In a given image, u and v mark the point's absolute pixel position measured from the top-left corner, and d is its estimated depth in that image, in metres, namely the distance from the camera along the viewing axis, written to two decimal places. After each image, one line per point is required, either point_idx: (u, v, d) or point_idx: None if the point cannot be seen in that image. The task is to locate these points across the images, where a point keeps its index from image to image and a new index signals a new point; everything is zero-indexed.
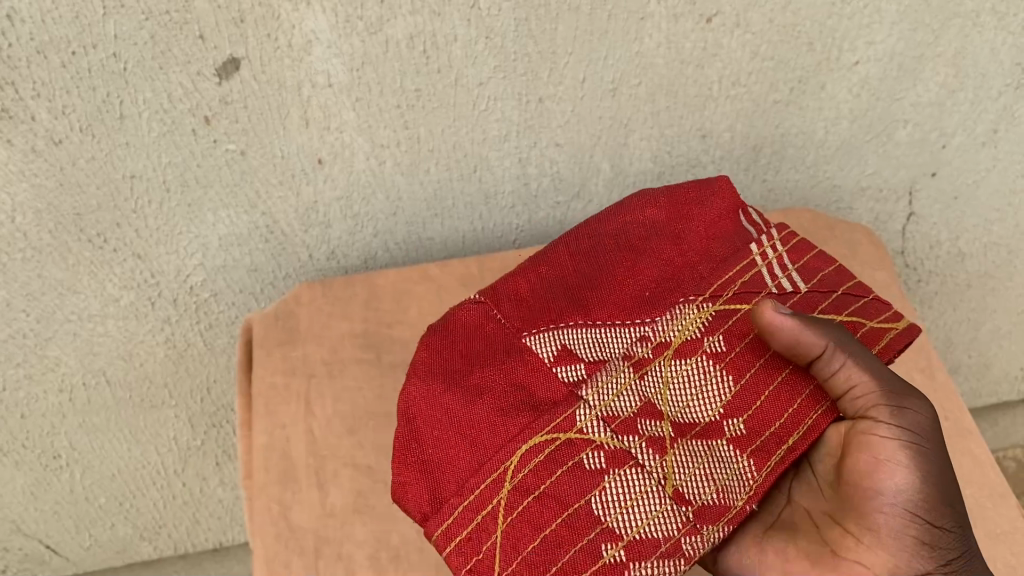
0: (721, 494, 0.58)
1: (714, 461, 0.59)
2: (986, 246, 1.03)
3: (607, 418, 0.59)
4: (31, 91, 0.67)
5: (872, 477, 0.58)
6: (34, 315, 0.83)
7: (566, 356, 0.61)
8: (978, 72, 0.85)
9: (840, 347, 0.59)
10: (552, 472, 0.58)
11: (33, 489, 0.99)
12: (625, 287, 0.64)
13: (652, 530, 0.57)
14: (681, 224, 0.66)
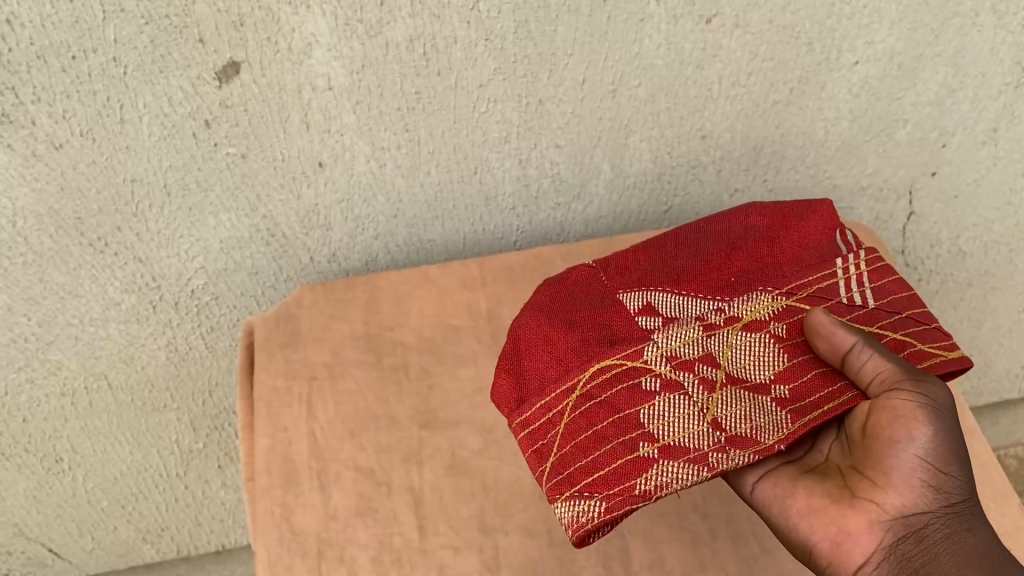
0: (754, 428, 0.58)
1: (752, 405, 0.59)
2: (987, 245, 1.03)
3: (668, 356, 0.60)
4: (32, 95, 0.67)
5: (889, 427, 0.56)
6: (35, 320, 0.83)
7: (647, 309, 0.63)
8: (977, 71, 0.85)
9: (869, 340, 0.59)
10: (614, 387, 0.60)
11: (35, 493, 0.99)
12: (711, 271, 0.64)
13: (686, 442, 0.58)
14: (781, 232, 0.66)
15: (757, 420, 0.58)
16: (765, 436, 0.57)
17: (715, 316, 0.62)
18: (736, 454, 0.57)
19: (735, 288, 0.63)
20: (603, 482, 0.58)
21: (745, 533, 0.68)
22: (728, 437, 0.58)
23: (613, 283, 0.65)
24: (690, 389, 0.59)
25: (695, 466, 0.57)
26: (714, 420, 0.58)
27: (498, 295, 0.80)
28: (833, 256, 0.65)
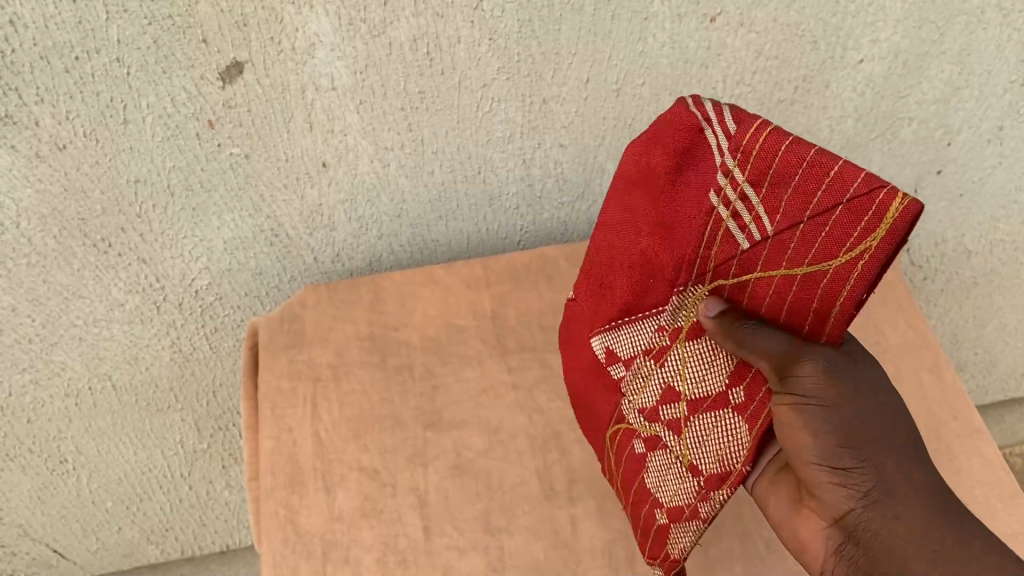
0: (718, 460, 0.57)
1: (710, 438, 0.57)
2: (992, 243, 1.02)
3: (639, 410, 0.61)
4: (35, 96, 0.67)
5: (793, 435, 0.53)
6: (39, 321, 0.83)
7: (611, 356, 0.62)
8: (983, 69, 0.85)
9: (760, 338, 0.51)
10: (627, 451, 0.63)
11: (40, 494, 0.99)
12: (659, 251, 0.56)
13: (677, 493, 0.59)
14: (687, 164, 0.52)
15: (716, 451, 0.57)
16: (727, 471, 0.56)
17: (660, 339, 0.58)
18: (717, 497, 0.57)
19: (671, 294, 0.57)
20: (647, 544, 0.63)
21: (752, 534, 0.68)
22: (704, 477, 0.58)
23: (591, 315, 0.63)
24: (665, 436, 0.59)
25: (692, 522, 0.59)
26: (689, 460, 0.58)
27: (502, 296, 0.80)
28: (710, 196, 0.52)
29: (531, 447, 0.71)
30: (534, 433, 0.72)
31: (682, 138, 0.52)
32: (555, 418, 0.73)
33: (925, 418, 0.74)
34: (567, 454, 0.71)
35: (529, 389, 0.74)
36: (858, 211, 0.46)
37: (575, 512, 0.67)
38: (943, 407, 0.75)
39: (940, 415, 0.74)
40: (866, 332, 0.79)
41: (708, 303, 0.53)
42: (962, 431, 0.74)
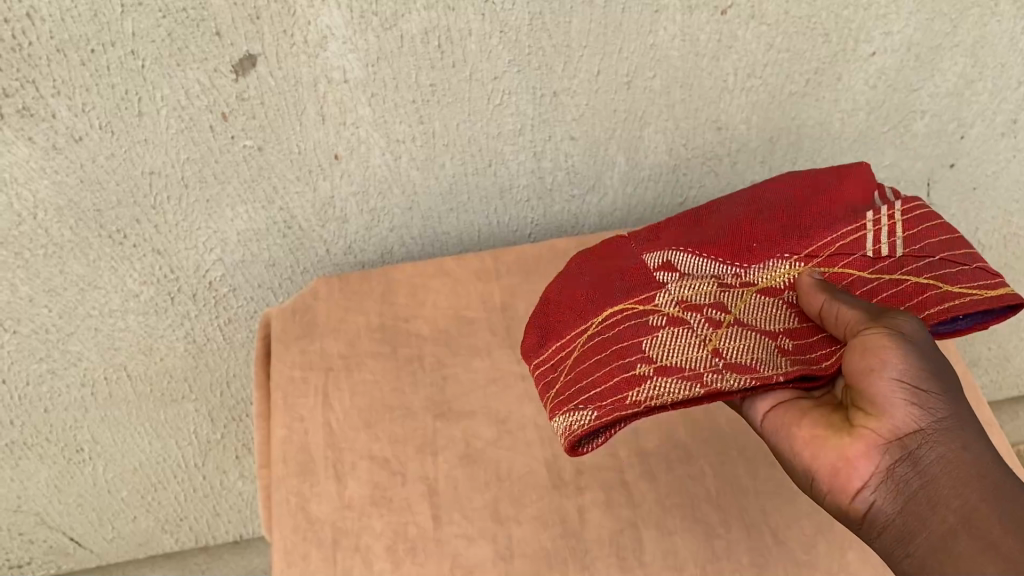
0: (752, 359, 0.57)
1: (751, 345, 0.57)
2: (1006, 237, 1.01)
3: (678, 302, 0.61)
4: (52, 89, 0.68)
5: (869, 352, 0.51)
6: (56, 311, 0.84)
7: (667, 268, 0.63)
8: (996, 61, 0.84)
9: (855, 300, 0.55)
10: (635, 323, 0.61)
11: (57, 482, 1.00)
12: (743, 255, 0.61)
13: (684, 361, 0.57)
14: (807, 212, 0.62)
15: (759, 355, 0.57)
16: (753, 366, 0.56)
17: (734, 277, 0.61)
18: (731, 376, 0.55)
19: (761, 253, 0.61)
20: (599, 398, 0.57)
21: (760, 525, 0.66)
22: (728, 363, 0.57)
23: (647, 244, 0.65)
24: (696, 325, 0.59)
25: (688, 382, 0.56)
26: (717, 348, 0.57)
27: (512, 288, 0.80)
28: (866, 211, 0.62)
29: (540, 437, 0.71)
30: (543, 423, 0.72)
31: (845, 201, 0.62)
32: None
33: None
34: None
35: None
36: (981, 278, 0.57)
37: (583, 502, 0.67)
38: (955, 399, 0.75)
39: None
40: None
41: (810, 271, 0.59)
42: None
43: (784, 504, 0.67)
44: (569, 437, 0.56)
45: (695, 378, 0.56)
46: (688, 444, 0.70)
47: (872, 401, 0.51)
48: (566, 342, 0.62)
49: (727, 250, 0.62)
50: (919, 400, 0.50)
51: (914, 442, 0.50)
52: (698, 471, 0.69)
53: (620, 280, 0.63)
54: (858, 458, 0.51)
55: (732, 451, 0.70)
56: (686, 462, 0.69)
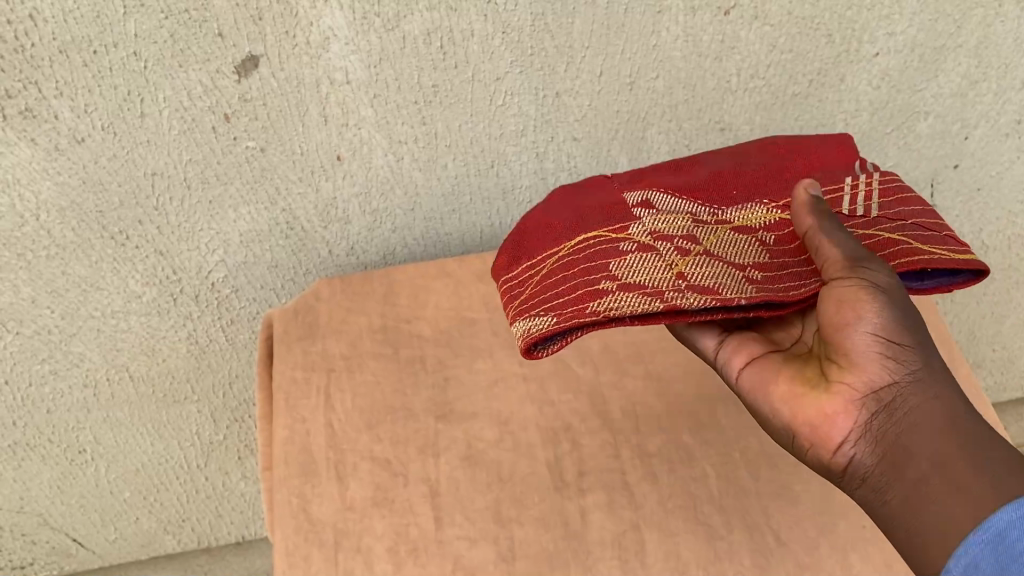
0: (714, 281, 0.55)
1: (711, 268, 0.56)
2: (1010, 238, 1.01)
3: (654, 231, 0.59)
4: (54, 90, 0.68)
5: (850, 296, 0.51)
6: (58, 312, 0.84)
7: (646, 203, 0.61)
8: (1000, 62, 0.84)
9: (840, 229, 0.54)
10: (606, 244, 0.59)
11: (60, 483, 1.01)
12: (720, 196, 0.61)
13: (648, 280, 0.55)
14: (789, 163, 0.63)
15: (724, 275, 0.56)
16: (712, 287, 0.55)
17: (709, 213, 0.61)
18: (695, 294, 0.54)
19: (740, 199, 0.61)
20: (561, 305, 0.55)
21: (762, 526, 0.65)
22: (692, 284, 0.55)
23: (630, 181, 0.64)
24: (664, 251, 0.58)
25: (650, 299, 0.54)
26: (681, 272, 0.56)
27: None
28: (844, 176, 0.62)
29: (541, 439, 0.71)
30: (545, 424, 0.72)
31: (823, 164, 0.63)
32: (566, 411, 0.72)
33: None
34: (578, 445, 0.70)
35: (541, 380, 0.75)
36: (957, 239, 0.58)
37: (585, 503, 0.67)
38: None
39: None
40: None
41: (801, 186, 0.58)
42: None
43: (787, 506, 0.66)
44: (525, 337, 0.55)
45: (657, 294, 0.54)
46: (690, 445, 0.70)
47: (848, 354, 0.52)
48: (533, 268, 0.61)
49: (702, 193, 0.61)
50: (893, 353, 0.51)
51: (888, 395, 0.51)
52: (700, 472, 0.68)
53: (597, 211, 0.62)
54: (837, 413, 0.52)
55: (734, 452, 0.70)
56: (688, 463, 0.69)
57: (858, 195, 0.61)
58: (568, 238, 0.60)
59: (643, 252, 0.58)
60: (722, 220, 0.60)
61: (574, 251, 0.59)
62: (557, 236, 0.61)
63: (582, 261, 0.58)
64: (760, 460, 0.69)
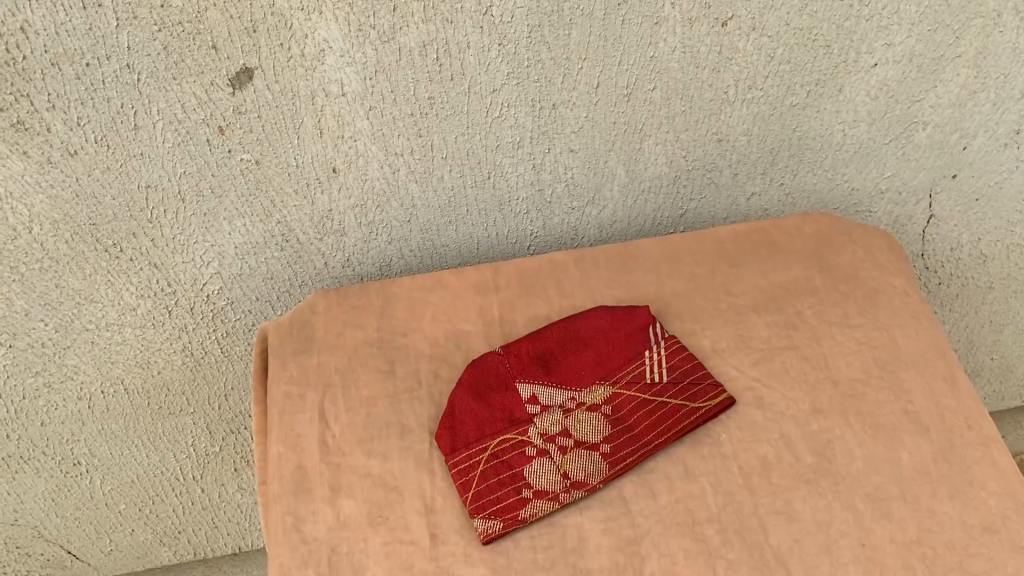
0: (583, 473, 0.66)
1: (588, 460, 0.66)
2: (1009, 247, 1.00)
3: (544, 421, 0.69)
4: (47, 103, 0.68)
5: None
6: (52, 325, 0.83)
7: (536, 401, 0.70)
8: (999, 72, 0.84)
9: None
10: (520, 427, 0.68)
11: (54, 495, 1.00)
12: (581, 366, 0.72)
13: (553, 429, 0.68)
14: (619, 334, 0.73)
15: (596, 436, 0.68)
16: (585, 481, 0.66)
17: (570, 403, 0.70)
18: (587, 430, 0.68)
19: (599, 361, 0.72)
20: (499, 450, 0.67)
21: (761, 543, 0.62)
22: (571, 481, 0.66)
23: (517, 369, 0.71)
24: (561, 416, 0.69)
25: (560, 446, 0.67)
26: (564, 471, 0.66)
27: (510, 301, 0.79)
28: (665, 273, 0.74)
29: None
30: None
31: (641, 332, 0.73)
32: None
33: (937, 425, 0.68)
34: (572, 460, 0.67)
35: None
36: None
37: (580, 521, 0.64)
38: (956, 414, 0.69)
39: (952, 421, 0.69)
40: (877, 339, 0.74)
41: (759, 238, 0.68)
42: (974, 440, 0.68)
43: (788, 521, 0.63)
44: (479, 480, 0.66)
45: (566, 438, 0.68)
46: (688, 461, 0.67)
47: None
48: (468, 467, 0.67)
49: (582, 375, 0.71)
50: None
51: None
52: (699, 489, 0.65)
53: (508, 364, 0.71)
54: None
55: (732, 467, 0.66)
56: (687, 478, 0.66)
57: (645, 368, 0.71)
58: (480, 440, 0.68)
59: (540, 456, 0.67)
60: (585, 405, 0.69)
61: (494, 454, 0.67)
62: (474, 439, 0.68)
63: (494, 471, 0.66)
64: (758, 475, 0.66)
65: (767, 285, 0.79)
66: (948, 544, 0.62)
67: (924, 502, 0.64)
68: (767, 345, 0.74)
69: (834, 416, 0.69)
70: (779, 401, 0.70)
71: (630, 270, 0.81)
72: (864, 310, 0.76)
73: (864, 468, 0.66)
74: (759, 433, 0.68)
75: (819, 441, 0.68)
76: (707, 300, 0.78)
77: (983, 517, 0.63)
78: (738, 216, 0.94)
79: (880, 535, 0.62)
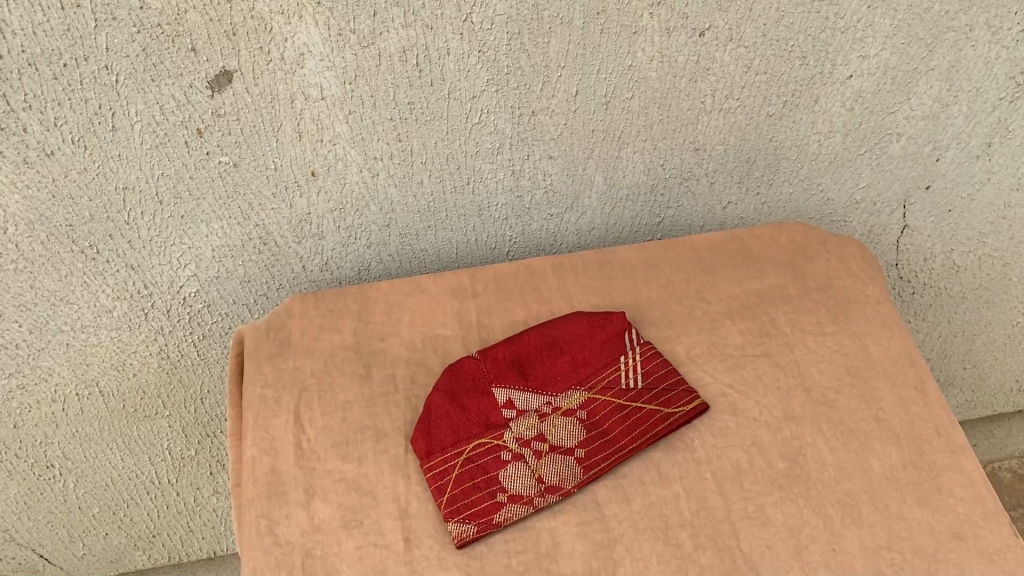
0: (559, 477, 0.66)
1: (562, 465, 0.67)
2: (981, 258, 1.02)
3: (519, 425, 0.69)
4: (23, 102, 0.67)
5: None
6: (26, 326, 0.83)
7: (513, 405, 0.70)
8: (971, 85, 0.85)
9: None
10: (496, 431, 0.68)
11: (27, 499, 0.99)
12: (558, 372, 0.72)
13: (528, 433, 0.68)
14: (596, 340, 0.73)
15: (571, 440, 0.68)
16: (560, 484, 0.66)
17: (546, 408, 0.70)
18: (563, 434, 0.68)
19: (575, 367, 0.72)
20: (473, 454, 0.67)
21: (732, 549, 0.63)
22: (546, 485, 0.66)
23: (493, 374, 0.71)
24: (537, 419, 0.69)
25: (534, 450, 0.67)
26: (539, 475, 0.66)
27: (487, 306, 0.80)
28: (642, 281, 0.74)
29: None
30: None
31: (618, 339, 0.73)
32: None
33: (907, 433, 0.69)
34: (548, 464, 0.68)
35: None
36: None
37: (555, 525, 0.65)
38: (925, 422, 0.70)
39: (922, 429, 0.70)
40: (849, 347, 0.75)
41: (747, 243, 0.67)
42: (943, 447, 0.68)
43: (760, 527, 0.64)
44: (454, 485, 0.66)
45: (541, 441, 0.68)
46: (661, 466, 0.68)
47: None
48: (443, 471, 0.67)
49: (558, 380, 0.71)
50: None
51: None
52: (672, 494, 0.66)
53: (485, 368, 0.71)
54: None
55: (705, 472, 0.67)
56: (660, 484, 0.67)
57: (620, 374, 0.71)
58: (456, 445, 0.68)
59: (515, 460, 0.67)
60: (561, 410, 0.70)
61: (470, 458, 0.67)
62: (449, 443, 0.68)
63: (469, 476, 0.66)
64: (731, 480, 0.67)
65: (742, 292, 0.80)
66: (916, 550, 0.62)
67: (893, 508, 0.65)
68: (741, 352, 0.75)
69: (806, 422, 0.70)
70: (752, 407, 0.71)
71: (607, 277, 0.81)
72: (837, 319, 0.77)
73: (835, 474, 0.67)
74: (732, 440, 0.69)
75: (791, 447, 0.68)
76: (682, 307, 0.79)
77: (951, 523, 0.64)
78: (714, 224, 0.95)
79: (850, 540, 0.63)
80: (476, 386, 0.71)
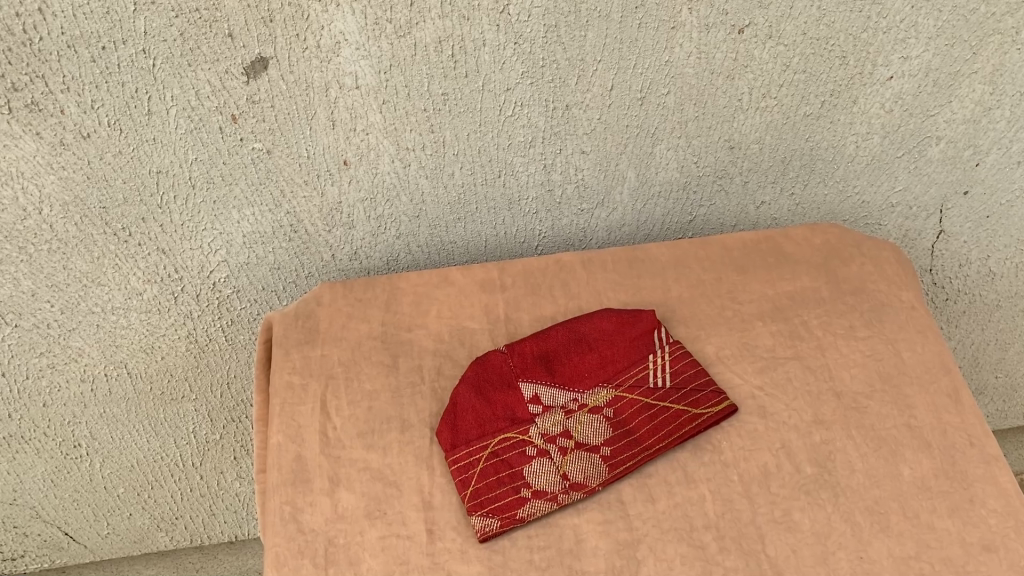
0: (584, 474, 0.66)
1: (587, 462, 0.66)
2: (1018, 266, 1.00)
3: (543, 423, 0.68)
4: (61, 85, 0.68)
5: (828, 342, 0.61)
6: (58, 307, 0.84)
7: (539, 400, 0.69)
8: (1016, 89, 0.83)
9: None
10: (522, 427, 0.68)
11: (54, 477, 1.00)
12: (586, 370, 0.71)
13: (552, 428, 0.68)
14: (625, 338, 0.72)
15: (596, 438, 0.68)
16: (584, 482, 0.65)
17: (572, 404, 0.69)
18: (587, 431, 0.68)
19: (603, 368, 0.71)
20: (498, 450, 0.67)
21: (757, 552, 0.62)
22: (571, 482, 0.65)
23: (520, 369, 0.71)
24: (563, 416, 0.69)
25: (558, 447, 0.67)
26: (564, 471, 0.66)
27: (515, 300, 0.79)
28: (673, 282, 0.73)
29: None
30: None
31: (647, 338, 0.72)
32: None
33: (940, 441, 0.68)
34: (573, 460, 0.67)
35: None
36: None
37: (579, 522, 0.64)
38: (958, 432, 0.69)
39: (955, 438, 0.68)
40: (882, 353, 0.74)
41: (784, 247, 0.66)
42: (976, 457, 0.67)
43: (785, 532, 0.63)
44: (477, 480, 0.66)
45: (565, 438, 0.67)
46: (687, 467, 0.67)
47: None
48: (468, 464, 0.67)
49: (586, 378, 0.71)
50: None
51: None
52: (697, 496, 0.65)
53: (513, 363, 0.71)
54: None
55: (732, 474, 0.66)
56: (686, 485, 0.66)
57: (648, 373, 0.71)
58: (481, 438, 0.68)
59: (541, 456, 0.66)
60: (587, 407, 0.69)
61: (495, 453, 0.67)
62: (475, 436, 0.68)
63: (493, 470, 0.66)
64: (757, 483, 0.66)
65: (774, 294, 0.79)
66: (945, 561, 0.61)
67: (923, 518, 0.64)
68: (771, 354, 0.74)
69: (836, 428, 0.69)
70: (782, 411, 0.70)
71: (636, 274, 0.81)
72: (870, 324, 0.76)
73: (865, 481, 0.66)
74: (761, 443, 0.68)
75: (821, 452, 0.67)
76: (712, 306, 0.78)
77: (982, 534, 0.63)
78: (747, 223, 0.94)
79: (878, 549, 0.62)
80: (504, 380, 0.70)
